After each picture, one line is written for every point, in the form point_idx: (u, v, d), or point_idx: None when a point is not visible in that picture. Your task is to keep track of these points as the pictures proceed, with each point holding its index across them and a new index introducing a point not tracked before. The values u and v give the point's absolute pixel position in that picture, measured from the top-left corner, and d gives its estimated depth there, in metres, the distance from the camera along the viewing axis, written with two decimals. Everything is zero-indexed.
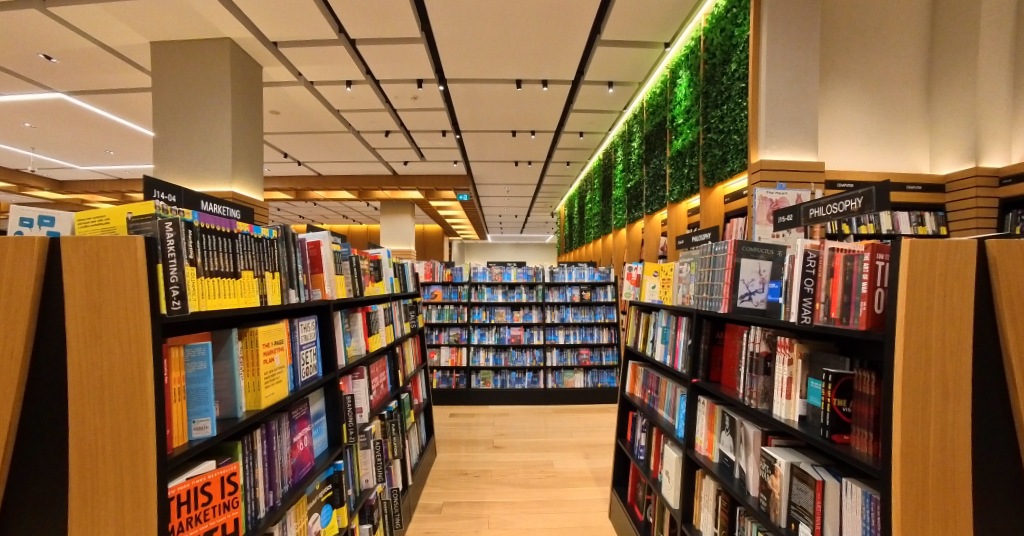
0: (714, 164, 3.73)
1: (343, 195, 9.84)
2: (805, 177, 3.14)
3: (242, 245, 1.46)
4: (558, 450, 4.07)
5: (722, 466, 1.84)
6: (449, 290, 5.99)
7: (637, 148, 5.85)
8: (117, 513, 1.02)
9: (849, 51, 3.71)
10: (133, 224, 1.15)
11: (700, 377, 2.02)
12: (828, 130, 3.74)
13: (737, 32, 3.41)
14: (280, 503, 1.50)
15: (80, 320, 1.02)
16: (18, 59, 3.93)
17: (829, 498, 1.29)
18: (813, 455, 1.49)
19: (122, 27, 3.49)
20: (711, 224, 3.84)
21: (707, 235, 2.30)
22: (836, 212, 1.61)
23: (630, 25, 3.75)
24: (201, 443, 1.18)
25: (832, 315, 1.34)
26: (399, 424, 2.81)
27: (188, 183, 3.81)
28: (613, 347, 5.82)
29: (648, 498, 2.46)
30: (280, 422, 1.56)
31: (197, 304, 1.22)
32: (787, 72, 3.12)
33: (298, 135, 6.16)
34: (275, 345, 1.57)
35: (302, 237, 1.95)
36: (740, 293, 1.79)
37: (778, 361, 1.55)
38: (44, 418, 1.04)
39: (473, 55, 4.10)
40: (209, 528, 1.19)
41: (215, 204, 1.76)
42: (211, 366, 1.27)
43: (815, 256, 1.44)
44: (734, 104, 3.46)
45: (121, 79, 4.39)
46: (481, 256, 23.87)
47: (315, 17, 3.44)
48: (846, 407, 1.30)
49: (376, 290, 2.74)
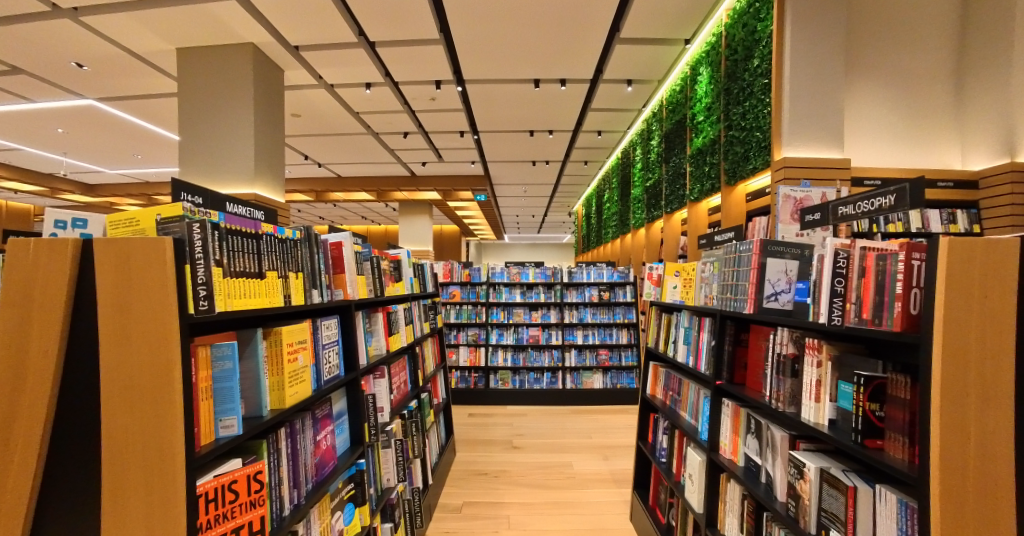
0: (736, 161, 3.65)
1: (361, 196, 9.94)
2: (831, 174, 3.05)
3: (267, 245, 1.48)
4: (577, 452, 4.04)
5: (747, 470, 1.80)
6: (467, 290, 6.03)
7: (656, 146, 5.79)
8: (148, 508, 1.04)
9: (876, 45, 3.61)
10: (163, 225, 1.19)
11: (724, 379, 1.98)
12: (854, 126, 3.65)
13: (760, 27, 3.32)
14: (304, 501, 1.52)
15: (109, 319, 1.05)
16: (51, 67, 4.08)
17: (861, 505, 1.24)
18: (843, 460, 1.45)
19: (148, 34, 3.58)
20: (732, 223, 3.78)
21: (730, 234, 2.24)
22: (867, 210, 1.56)
23: (650, 23, 3.70)
24: (227, 442, 1.20)
25: (863, 317, 1.30)
26: (419, 423, 2.81)
27: (212, 185, 3.89)
28: (633, 348, 5.75)
29: (670, 501, 2.42)
30: (303, 420, 1.59)
31: (223, 304, 1.24)
32: (812, 68, 3.05)
33: (319, 138, 6.24)
34: (298, 345, 1.60)
35: (324, 237, 1.97)
36: (766, 294, 1.76)
37: (806, 363, 1.52)
38: (74, 414, 1.08)
39: (490, 54, 4.09)
40: (235, 526, 1.21)
41: (239, 206, 1.82)
42: (237, 365, 1.28)
43: (846, 255, 1.40)
44: (757, 100, 3.38)
45: (148, 85, 4.52)
46: (496, 256, 24.04)
47: (335, 20, 3.46)
48: (879, 412, 1.26)
49: (397, 290, 2.76)
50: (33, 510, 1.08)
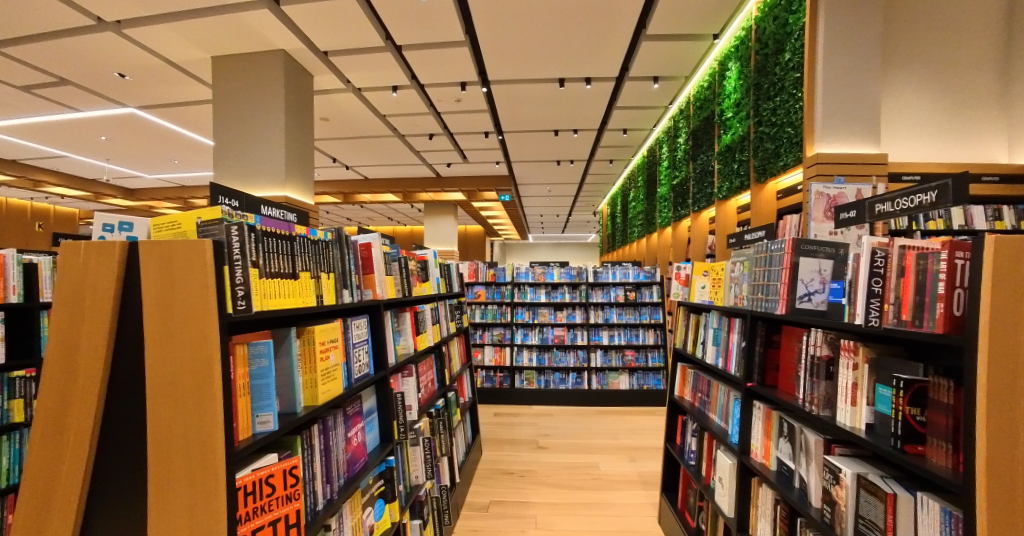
0: (766, 158, 3.56)
1: (387, 197, 10.10)
2: (867, 170, 2.95)
3: (301, 247, 1.53)
4: (603, 453, 4.01)
5: (780, 475, 1.76)
6: (492, 290, 6.06)
7: (683, 144, 5.70)
8: (190, 500, 1.09)
9: (916, 36, 3.47)
10: (203, 228, 1.23)
11: (755, 381, 1.94)
12: (889, 120, 3.52)
13: (792, 19, 3.23)
14: (336, 496, 1.57)
15: (154, 318, 1.11)
16: (95, 78, 4.28)
17: (902, 513, 1.20)
18: (882, 467, 1.40)
19: (186, 44, 3.73)
20: (763, 221, 3.70)
21: (761, 233, 2.18)
22: (907, 207, 1.50)
23: (678, 18, 3.64)
24: (264, 436, 1.24)
25: (903, 317, 1.25)
26: (446, 422, 2.84)
27: (244, 188, 4.01)
28: (659, 349, 5.67)
29: (699, 504, 2.38)
30: (335, 417, 1.63)
31: (260, 303, 1.28)
32: (847, 60, 2.95)
33: (346, 141, 6.37)
34: (330, 343, 1.64)
35: (354, 239, 2.02)
36: (799, 294, 1.72)
37: (841, 366, 1.47)
38: (121, 408, 1.14)
39: (515, 55, 4.10)
40: (272, 519, 1.25)
41: (273, 209, 1.88)
42: (272, 363, 1.33)
43: (884, 253, 1.35)
44: (789, 95, 3.29)
45: (184, 93, 4.69)
46: (520, 256, 24.05)
47: (363, 25, 3.53)
48: (920, 416, 1.21)
49: (423, 289, 2.80)
50: (85, 501, 1.14)
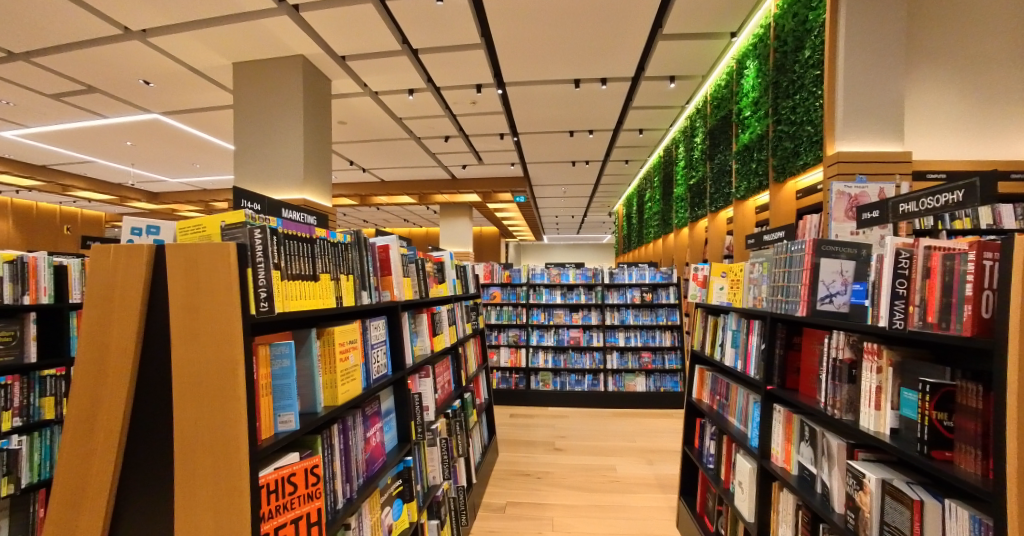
0: (785, 157, 3.51)
1: (402, 199, 10.18)
2: (890, 168, 2.88)
3: (321, 249, 1.56)
4: (620, 455, 3.99)
5: (802, 479, 1.73)
6: (507, 291, 6.08)
7: (700, 143, 5.64)
8: (214, 496, 1.11)
9: (943, 30, 3.37)
10: (226, 231, 1.26)
11: (775, 384, 1.91)
12: (914, 117, 3.43)
13: (812, 16, 3.18)
14: (356, 495, 1.59)
15: (181, 319, 1.14)
16: (121, 85, 4.41)
17: (929, 519, 1.17)
18: (908, 472, 1.37)
19: (208, 51, 3.82)
20: (782, 221, 3.65)
21: (781, 233, 2.15)
22: (933, 207, 1.46)
23: (695, 17, 3.61)
24: (286, 436, 1.27)
25: (929, 320, 1.22)
26: (463, 423, 2.86)
27: (264, 191, 4.09)
28: (676, 351, 5.62)
29: (718, 509, 2.35)
30: (354, 417, 1.66)
31: (282, 305, 1.31)
32: (868, 56, 2.89)
33: (364, 144, 6.45)
34: (349, 344, 1.66)
35: (373, 241, 2.04)
36: (820, 296, 1.68)
37: (864, 369, 1.45)
38: (149, 407, 1.18)
39: (531, 56, 4.10)
40: (295, 516, 1.27)
41: (293, 211, 1.92)
42: (293, 363, 1.36)
43: (908, 254, 1.31)
44: (808, 93, 3.24)
45: (206, 98, 4.80)
46: (534, 257, 24.03)
47: (380, 29, 3.57)
48: (948, 421, 1.18)
49: (440, 291, 2.83)
50: (115, 496, 1.18)
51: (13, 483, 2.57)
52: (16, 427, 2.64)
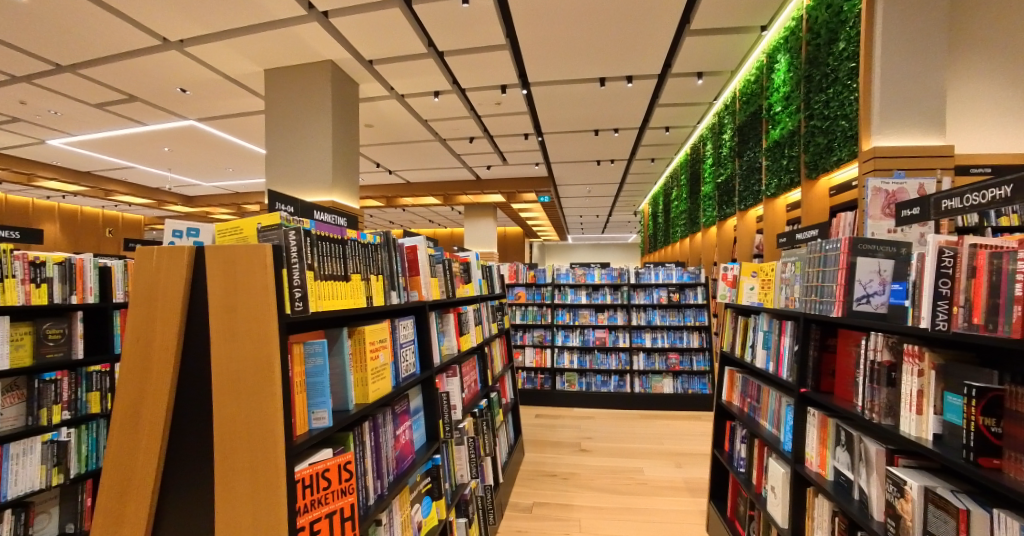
0: (818, 153, 3.41)
1: (427, 200, 10.31)
2: (931, 163, 2.77)
3: (352, 250, 1.60)
4: (647, 458, 3.95)
5: (838, 485, 1.68)
6: (532, 291, 6.09)
7: (728, 140, 5.53)
8: (252, 489, 1.15)
9: (992, 16, 3.21)
10: (263, 233, 1.31)
11: (809, 386, 1.86)
12: (960, 108, 3.28)
13: (847, 7, 3.08)
14: (386, 491, 1.63)
15: (220, 318, 1.19)
16: (160, 94, 4.61)
17: (976, 529, 1.12)
18: (953, 481, 1.31)
19: (241, 59, 3.95)
20: (814, 219, 3.55)
21: (814, 232, 2.10)
22: (976, 203, 1.39)
23: (724, 11, 3.54)
24: (320, 432, 1.31)
25: (974, 321, 1.17)
26: (489, 422, 2.89)
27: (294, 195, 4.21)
28: (705, 352, 5.51)
29: (750, 514, 2.31)
30: (384, 415, 1.70)
31: (315, 305, 1.35)
32: (907, 47, 2.78)
33: (390, 146, 6.56)
34: (379, 343, 1.70)
35: (401, 242, 2.08)
36: (856, 296, 1.63)
37: (905, 372, 1.40)
38: (191, 401, 1.24)
39: (556, 56, 4.10)
40: (329, 510, 1.31)
41: (325, 213, 1.97)
42: (326, 361, 1.40)
43: (952, 253, 1.26)
44: (843, 87, 3.14)
45: (239, 104, 4.96)
46: (557, 257, 23.97)
47: (406, 33, 3.62)
48: (995, 427, 1.13)
49: (467, 291, 2.86)
50: (159, 485, 1.24)
51: (64, 472, 2.70)
52: (66, 420, 2.78)
